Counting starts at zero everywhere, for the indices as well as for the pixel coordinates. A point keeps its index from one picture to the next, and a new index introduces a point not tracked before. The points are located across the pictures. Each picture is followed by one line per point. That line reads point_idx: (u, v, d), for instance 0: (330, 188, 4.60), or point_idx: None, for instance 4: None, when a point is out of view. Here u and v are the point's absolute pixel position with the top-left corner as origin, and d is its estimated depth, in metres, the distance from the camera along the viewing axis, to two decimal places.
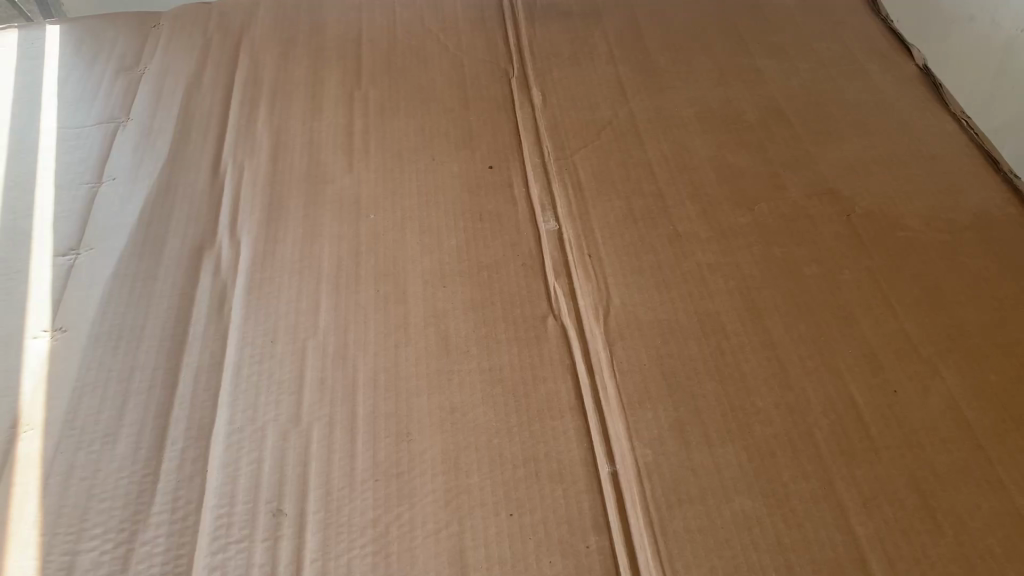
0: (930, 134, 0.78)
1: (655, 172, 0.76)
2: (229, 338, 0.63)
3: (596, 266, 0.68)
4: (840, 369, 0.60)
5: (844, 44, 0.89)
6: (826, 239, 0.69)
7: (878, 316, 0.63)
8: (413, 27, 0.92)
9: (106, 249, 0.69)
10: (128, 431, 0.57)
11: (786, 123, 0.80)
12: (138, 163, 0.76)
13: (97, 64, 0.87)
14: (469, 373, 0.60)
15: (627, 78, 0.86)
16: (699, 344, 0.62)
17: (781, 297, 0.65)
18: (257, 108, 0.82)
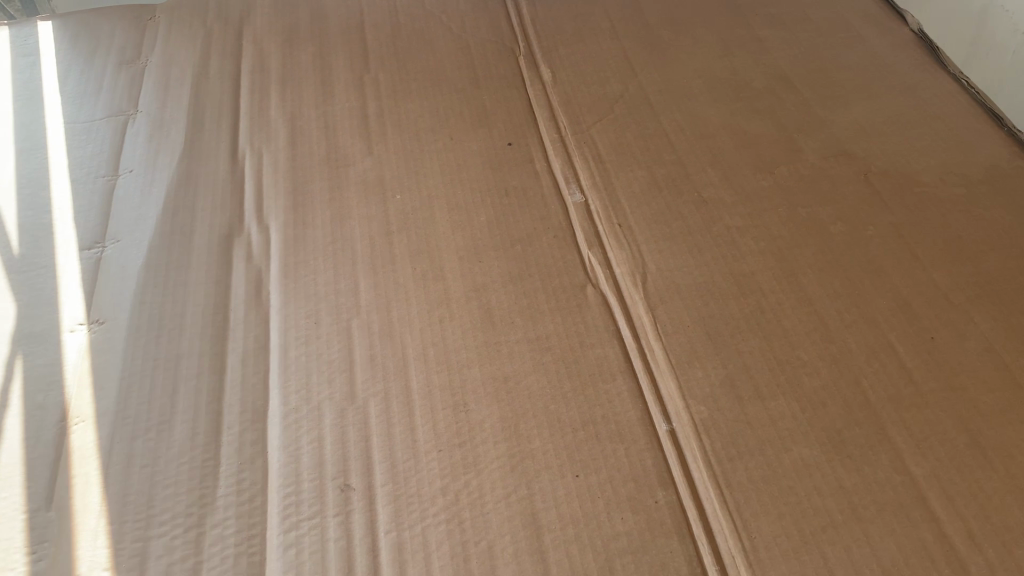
0: (934, 94, 0.80)
1: (673, 141, 0.77)
2: (271, 323, 0.63)
3: (627, 235, 0.69)
4: (877, 320, 0.62)
5: (839, 12, 0.91)
6: (848, 198, 0.71)
7: (907, 268, 0.65)
8: (414, 10, 0.91)
9: (133, 241, 0.68)
10: (182, 418, 0.56)
11: (793, 89, 0.82)
12: (153, 153, 0.75)
13: (97, 59, 0.86)
14: (516, 344, 0.61)
15: (632, 52, 0.87)
16: (738, 304, 0.63)
17: (811, 255, 0.66)
18: (267, 97, 0.81)
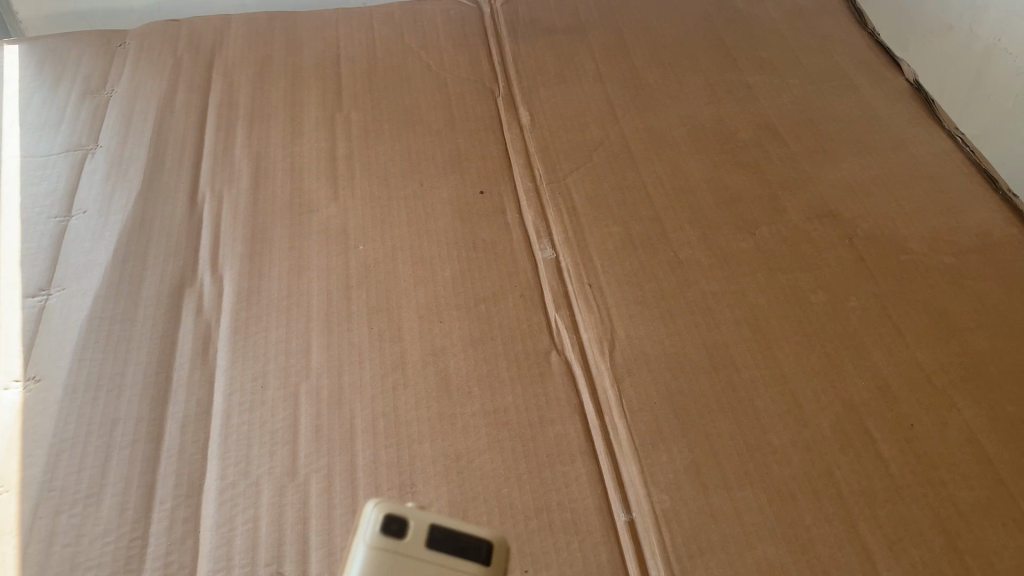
0: (927, 151, 0.77)
1: (652, 195, 0.74)
2: (216, 385, 0.59)
3: (598, 296, 0.66)
4: (855, 403, 0.58)
5: (833, 58, 0.88)
6: (831, 264, 0.67)
7: (889, 346, 0.62)
8: (392, 44, 0.88)
9: (79, 290, 0.65)
10: (112, 492, 0.53)
11: (780, 142, 0.78)
12: (109, 193, 0.72)
13: (61, 87, 0.83)
14: (472, 417, 0.58)
15: (615, 96, 0.83)
16: (709, 380, 0.60)
17: (789, 327, 0.63)
18: (233, 134, 0.78)
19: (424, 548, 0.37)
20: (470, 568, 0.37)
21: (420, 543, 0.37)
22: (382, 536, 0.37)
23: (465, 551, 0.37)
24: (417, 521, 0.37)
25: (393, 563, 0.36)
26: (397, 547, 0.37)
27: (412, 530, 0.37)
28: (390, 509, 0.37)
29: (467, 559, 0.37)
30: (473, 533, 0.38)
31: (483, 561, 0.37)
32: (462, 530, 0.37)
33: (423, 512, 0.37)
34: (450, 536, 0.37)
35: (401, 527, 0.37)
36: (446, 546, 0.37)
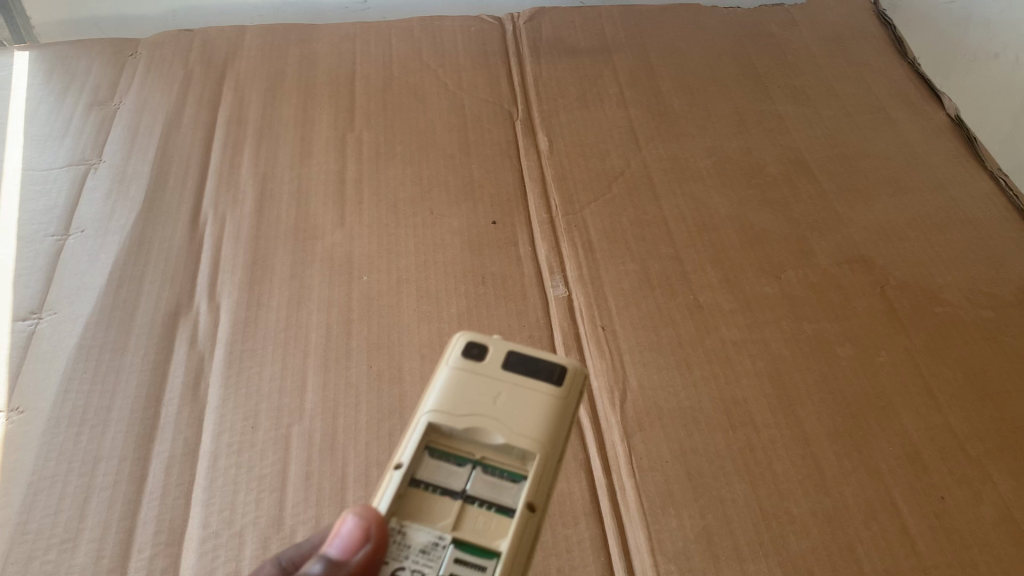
0: (968, 193, 0.73)
1: (673, 232, 0.70)
2: (205, 424, 0.57)
3: (611, 340, 0.62)
4: (880, 470, 0.54)
5: (870, 88, 0.83)
6: (860, 314, 0.63)
7: (919, 407, 0.58)
8: (409, 62, 0.85)
9: (70, 315, 0.62)
10: (89, 536, 0.51)
11: (811, 178, 0.74)
12: (109, 212, 0.70)
13: (69, 96, 0.81)
14: None
15: (639, 123, 0.80)
16: (726, 438, 0.56)
17: (813, 382, 0.59)
18: (240, 153, 0.75)
19: (502, 368, 0.42)
20: (540, 389, 0.42)
21: (497, 364, 0.43)
22: (464, 359, 0.43)
23: (539, 372, 0.42)
24: (495, 348, 0.43)
25: (471, 378, 0.42)
26: (476, 367, 0.43)
27: (491, 354, 0.43)
28: (474, 339, 0.44)
29: (541, 380, 0.42)
30: (549, 361, 0.43)
31: (556, 383, 0.42)
32: (539, 359, 0.43)
33: (504, 342, 0.44)
34: (525, 360, 0.43)
35: (482, 351, 0.43)
36: (521, 369, 0.42)
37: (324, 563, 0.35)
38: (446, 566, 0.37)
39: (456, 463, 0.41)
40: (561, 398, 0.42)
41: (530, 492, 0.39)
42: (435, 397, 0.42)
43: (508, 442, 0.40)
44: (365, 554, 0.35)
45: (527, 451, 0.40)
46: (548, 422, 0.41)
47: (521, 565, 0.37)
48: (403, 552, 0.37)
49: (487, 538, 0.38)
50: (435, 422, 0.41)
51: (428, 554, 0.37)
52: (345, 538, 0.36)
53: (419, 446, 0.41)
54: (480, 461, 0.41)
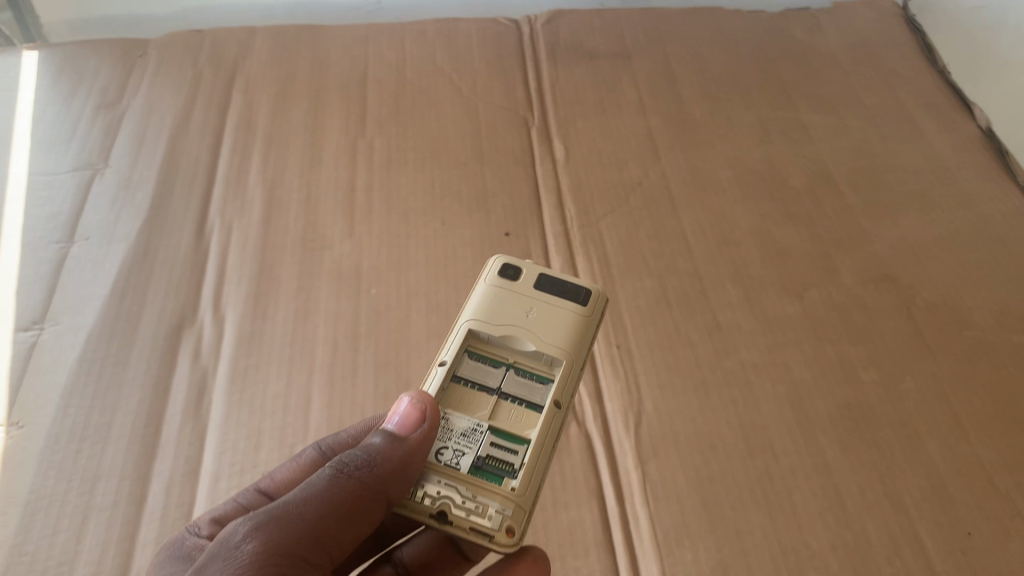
0: (999, 210, 0.70)
1: (691, 247, 0.68)
2: (207, 443, 0.55)
3: (625, 360, 0.60)
4: (905, 503, 0.52)
5: (898, 98, 0.81)
6: (886, 337, 0.61)
7: (946, 437, 0.55)
8: (423, 65, 0.83)
9: (73, 326, 0.61)
10: (86, 560, 0.50)
11: (835, 191, 0.72)
12: (114, 219, 0.69)
13: (76, 98, 0.79)
14: None
15: (658, 131, 0.77)
16: (744, 466, 0.54)
17: (836, 409, 0.57)
18: (248, 159, 0.74)
19: (533, 287, 0.45)
20: (567, 307, 0.45)
21: (530, 283, 0.46)
22: (500, 277, 0.46)
23: (566, 292, 0.45)
24: (529, 270, 0.46)
25: (505, 293, 0.45)
26: (511, 284, 0.46)
27: (524, 274, 0.46)
28: (509, 260, 0.47)
29: (568, 299, 0.45)
30: (574, 284, 0.46)
31: (582, 302, 0.45)
32: (566, 280, 0.46)
33: (536, 264, 0.47)
34: (555, 282, 0.46)
35: (517, 272, 0.46)
36: (550, 289, 0.45)
37: (385, 436, 0.37)
38: (484, 448, 0.40)
39: (491, 366, 0.44)
40: (585, 316, 0.44)
41: (558, 390, 0.41)
42: (473, 308, 0.45)
43: (538, 347, 0.43)
44: (422, 432, 0.38)
45: (554, 356, 0.43)
46: (573, 335, 0.44)
47: (548, 451, 0.40)
48: (446, 436, 0.40)
49: (518, 428, 0.41)
50: (473, 328, 0.44)
51: (467, 437, 0.40)
52: (401, 417, 0.38)
53: (459, 349, 0.44)
54: (513, 364, 0.43)
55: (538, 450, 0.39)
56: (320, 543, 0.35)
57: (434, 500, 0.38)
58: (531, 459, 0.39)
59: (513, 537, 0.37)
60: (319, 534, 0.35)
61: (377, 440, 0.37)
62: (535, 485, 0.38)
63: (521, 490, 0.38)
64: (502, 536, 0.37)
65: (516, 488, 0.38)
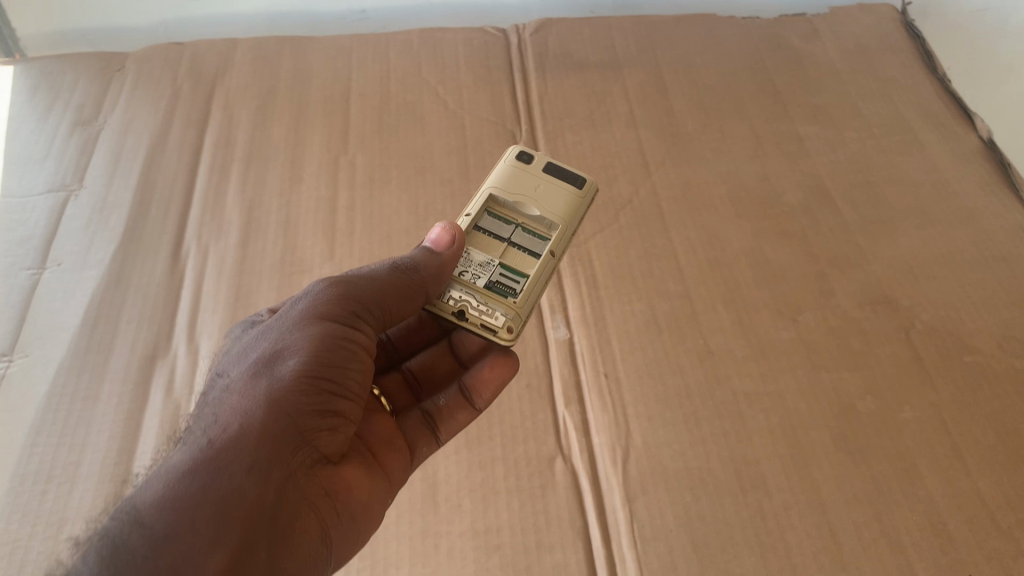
0: (1001, 226, 0.68)
1: (682, 267, 0.66)
2: None
3: (613, 389, 0.58)
4: (903, 543, 0.50)
5: (897, 108, 0.78)
6: (883, 363, 0.59)
7: (946, 471, 0.53)
8: (408, 77, 0.81)
9: (43, 358, 0.59)
10: None
11: (831, 208, 0.70)
12: (88, 244, 0.67)
13: (51, 115, 0.77)
14: (459, 537, 0.51)
15: (650, 145, 0.75)
16: (736, 504, 0.52)
17: (831, 441, 0.55)
18: (226, 180, 0.72)
19: (541, 172, 0.55)
20: (565, 190, 0.54)
21: (538, 169, 0.55)
22: (516, 161, 0.55)
23: (565, 178, 0.55)
24: (539, 158, 0.55)
25: (518, 172, 0.55)
26: (524, 166, 0.55)
27: (537, 154, 0.55)
28: (525, 149, 0.56)
29: (567, 183, 0.54)
30: (574, 172, 0.55)
31: (577, 187, 0.54)
32: (567, 169, 0.55)
33: (546, 154, 0.56)
34: (558, 169, 0.55)
35: (530, 158, 0.55)
36: (553, 175, 0.55)
37: (425, 250, 0.48)
38: (495, 275, 0.50)
39: (505, 223, 0.54)
40: (579, 197, 0.54)
41: (554, 242, 0.51)
42: (493, 179, 0.55)
43: (541, 212, 0.53)
44: (452, 251, 0.49)
45: (552, 220, 0.53)
46: (569, 210, 0.53)
47: (544, 282, 0.50)
48: (468, 263, 0.51)
49: (521, 266, 0.51)
50: (492, 192, 0.54)
51: (483, 266, 0.51)
52: (436, 237, 0.49)
53: (480, 207, 0.54)
54: (521, 224, 0.53)
55: (535, 278, 0.50)
56: (380, 302, 0.45)
57: (457, 302, 0.49)
58: (529, 285, 0.49)
59: (512, 333, 0.48)
60: (380, 294, 0.45)
61: (421, 251, 0.48)
62: (532, 299, 0.49)
63: (521, 300, 0.49)
64: (503, 332, 0.48)
65: (517, 300, 0.49)
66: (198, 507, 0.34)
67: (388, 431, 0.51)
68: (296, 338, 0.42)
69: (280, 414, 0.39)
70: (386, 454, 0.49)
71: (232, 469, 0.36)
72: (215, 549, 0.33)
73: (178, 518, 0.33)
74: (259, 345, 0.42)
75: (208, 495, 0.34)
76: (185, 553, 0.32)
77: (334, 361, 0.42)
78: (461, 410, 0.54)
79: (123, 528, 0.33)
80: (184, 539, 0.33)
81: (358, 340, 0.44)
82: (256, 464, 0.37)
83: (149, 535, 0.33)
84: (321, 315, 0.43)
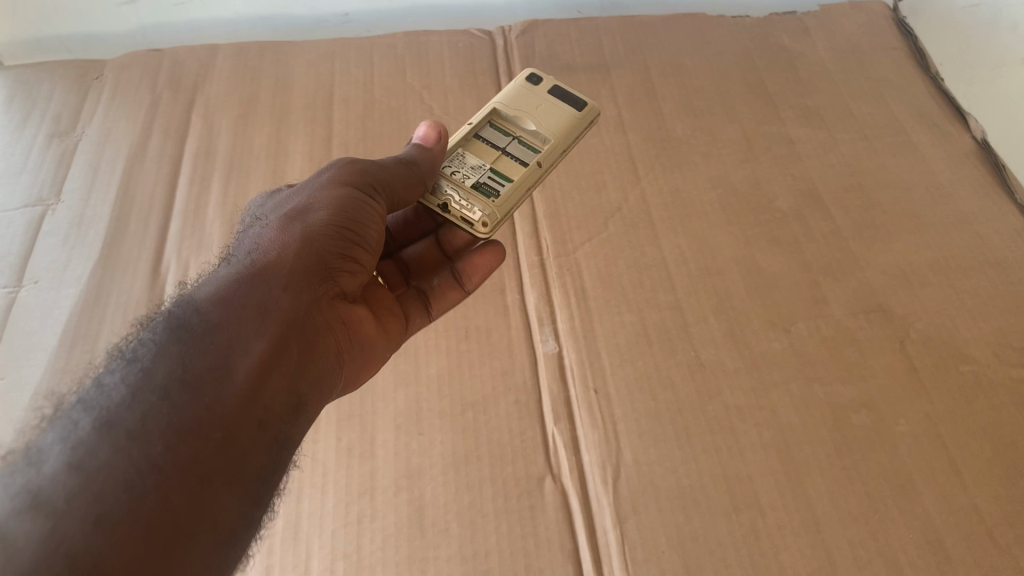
0: (996, 229, 0.67)
1: (673, 276, 0.64)
2: None
3: (603, 405, 0.57)
4: (899, 562, 0.49)
5: (889, 108, 0.77)
6: (878, 374, 0.58)
7: (943, 486, 0.52)
8: (392, 82, 0.80)
9: (20, 381, 0.58)
10: None
11: (824, 213, 0.69)
12: (65, 261, 0.65)
13: (27, 127, 0.75)
14: (447, 563, 0.50)
15: (638, 150, 0.74)
16: (729, 524, 0.51)
17: (825, 456, 0.54)
18: (207, 191, 0.70)
19: (546, 94, 0.59)
20: (565, 111, 0.57)
21: (544, 91, 0.59)
22: (524, 82, 0.60)
23: (568, 100, 0.58)
24: (547, 81, 0.60)
25: (524, 92, 0.59)
26: (531, 88, 0.59)
27: (543, 78, 0.60)
28: (536, 72, 0.60)
29: (569, 105, 0.58)
30: (578, 97, 0.59)
31: (578, 109, 0.58)
32: (571, 93, 0.59)
33: (554, 79, 0.60)
34: (562, 93, 0.59)
35: (538, 82, 0.60)
36: (556, 98, 0.58)
37: (416, 147, 0.51)
38: (483, 176, 0.52)
39: (502, 135, 0.57)
40: (576, 119, 0.57)
41: (543, 154, 0.54)
42: (500, 96, 0.59)
43: (536, 126, 0.56)
44: (441, 146, 0.52)
45: (546, 135, 0.56)
46: (564, 127, 0.56)
47: (527, 189, 0.52)
48: (460, 164, 0.53)
49: (509, 170, 0.53)
50: (496, 107, 0.58)
51: (473, 169, 0.53)
52: (424, 134, 0.52)
53: (482, 119, 0.57)
54: (517, 136, 0.56)
55: (519, 182, 0.51)
56: (391, 183, 0.48)
57: (444, 199, 0.52)
58: (512, 188, 0.51)
59: (487, 228, 0.49)
60: (391, 177, 0.48)
61: (413, 148, 0.51)
62: (512, 202, 0.51)
63: (501, 200, 0.50)
64: (480, 226, 0.50)
65: (498, 200, 0.50)
66: (243, 308, 0.39)
67: (388, 300, 0.54)
68: (321, 196, 0.46)
69: (308, 249, 0.43)
70: (387, 317, 0.53)
71: (270, 285, 0.41)
72: (257, 341, 0.38)
73: (229, 312, 0.39)
74: (291, 198, 0.47)
75: (251, 300, 0.40)
76: (235, 338, 0.38)
77: (354, 218, 0.46)
78: (451, 290, 0.57)
79: (185, 312, 0.38)
80: (235, 327, 0.38)
81: (378, 205, 0.48)
82: (289, 284, 0.42)
83: (205, 321, 0.38)
84: (344, 180, 0.47)
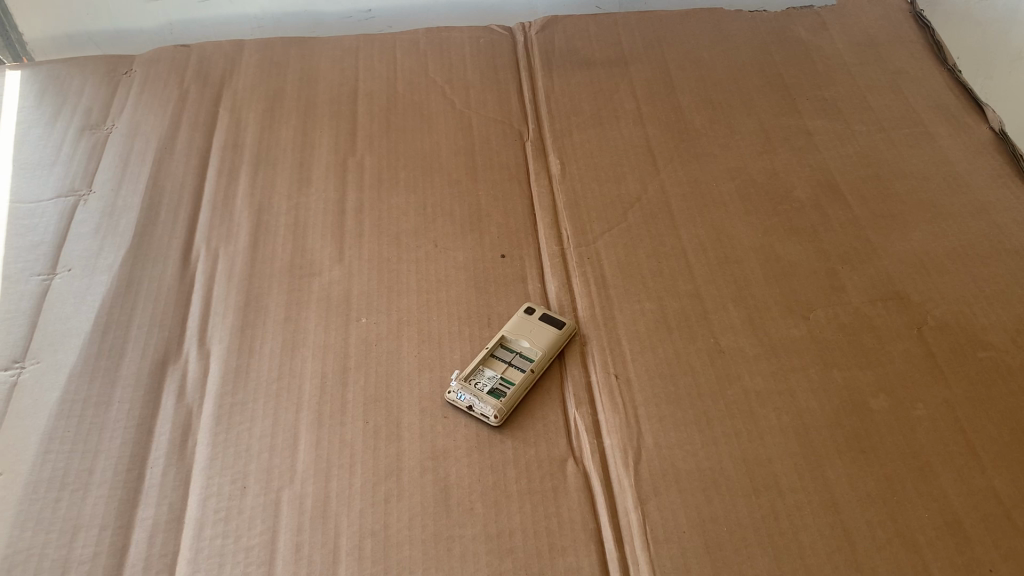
0: (1014, 219, 0.67)
1: (692, 265, 0.65)
2: (192, 486, 0.53)
3: (624, 390, 0.58)
4: (918, 542, 0.50)
5: (906, 100, 0.78)
6: (895, 360, 0.59)
7: (961, 469, 0.53)
8: (415, 77, 0.81)
9: (55, 364, 0.59)
10: None
11: (842, 203, 0.69)
12: (98, 249, 0.67)
13: (59, 120, 0.77)
14: (472, 540, 0.50)
15: (658, 143, 0.75)
16: (748, 505, 0.52)
17: (843, 440, 0.55)
18: (235, 183, 0.72)
19: (537, 320, 0.61)
20: (550, 333, 0.60)
21: (536, 317, 0.61)
22: (521, 314, 0.62)
23: (552, 323, 0.61)
24: (538, 310, 0.62)
25: (519, 320, 0.61)
26: (525, 316, 0.61)
27: (536, 306, 0.62)
28: (530, 304, 0.62)
29: (553, 326, 0.61)
30: (559, 319, 0.61)
31: (558, 328, 0.61)
32: (557, 319, 0.61)
33: (545, 308, 0.62)
34: (549, 317, 0.61)
35: (531, 311, 0.62)
36: (545, 321, 0.61)
37: None
38: (495, 389, 0.57)
39: (501, 364, 0.59)
40: (559, 338, 0.60)
41: (537, 363, 0.59)
42: (500, 329, 0.61)
43: (530, 345, 0.59)
44: None
45: (539, 352, 0.59)
46: (552, 344, 0.60)
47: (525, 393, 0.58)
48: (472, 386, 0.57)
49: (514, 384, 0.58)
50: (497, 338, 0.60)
51: (486, 380, 0.58)
52: None
53: (486, 352, 0.59)
54: (514, 360, 0.59)
55: (524, 384, 0.57)
56: None
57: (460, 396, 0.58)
58: (518, 390, 0.57)
59: (501, 412, 0.56)
60: None
61: None
62: (518, 394, 0.57)
63: (509, 398, 0.56)
64: (493, 417, 0.56)
65: (508, 396, 0.57)
66: None
67: None
68: None
69: None
70: None
71: None
72: None
73: None
74: None
75: None
76: None
77: None
78: None
79: None
80: None
81: None
82: None
83: None
84: None
